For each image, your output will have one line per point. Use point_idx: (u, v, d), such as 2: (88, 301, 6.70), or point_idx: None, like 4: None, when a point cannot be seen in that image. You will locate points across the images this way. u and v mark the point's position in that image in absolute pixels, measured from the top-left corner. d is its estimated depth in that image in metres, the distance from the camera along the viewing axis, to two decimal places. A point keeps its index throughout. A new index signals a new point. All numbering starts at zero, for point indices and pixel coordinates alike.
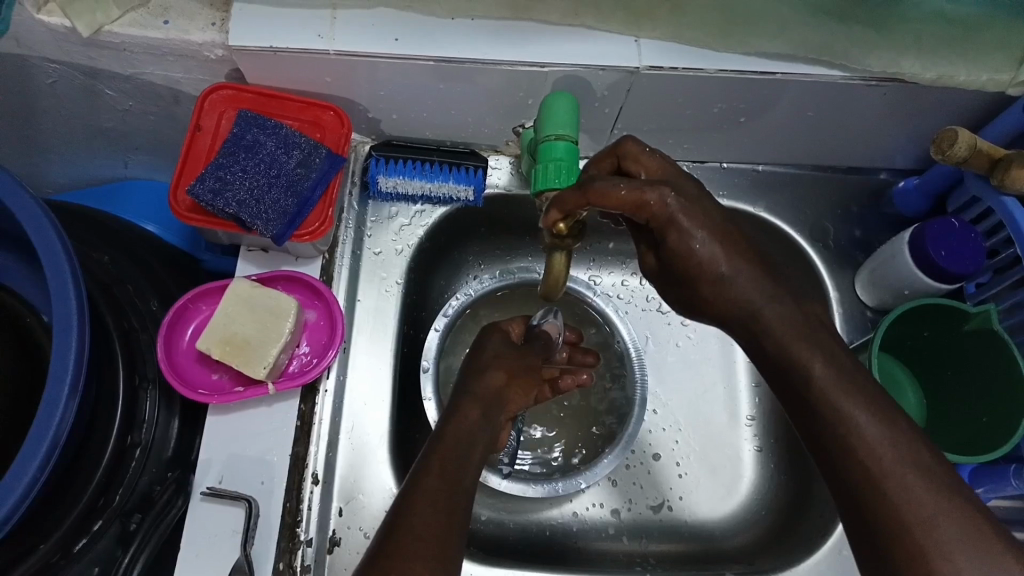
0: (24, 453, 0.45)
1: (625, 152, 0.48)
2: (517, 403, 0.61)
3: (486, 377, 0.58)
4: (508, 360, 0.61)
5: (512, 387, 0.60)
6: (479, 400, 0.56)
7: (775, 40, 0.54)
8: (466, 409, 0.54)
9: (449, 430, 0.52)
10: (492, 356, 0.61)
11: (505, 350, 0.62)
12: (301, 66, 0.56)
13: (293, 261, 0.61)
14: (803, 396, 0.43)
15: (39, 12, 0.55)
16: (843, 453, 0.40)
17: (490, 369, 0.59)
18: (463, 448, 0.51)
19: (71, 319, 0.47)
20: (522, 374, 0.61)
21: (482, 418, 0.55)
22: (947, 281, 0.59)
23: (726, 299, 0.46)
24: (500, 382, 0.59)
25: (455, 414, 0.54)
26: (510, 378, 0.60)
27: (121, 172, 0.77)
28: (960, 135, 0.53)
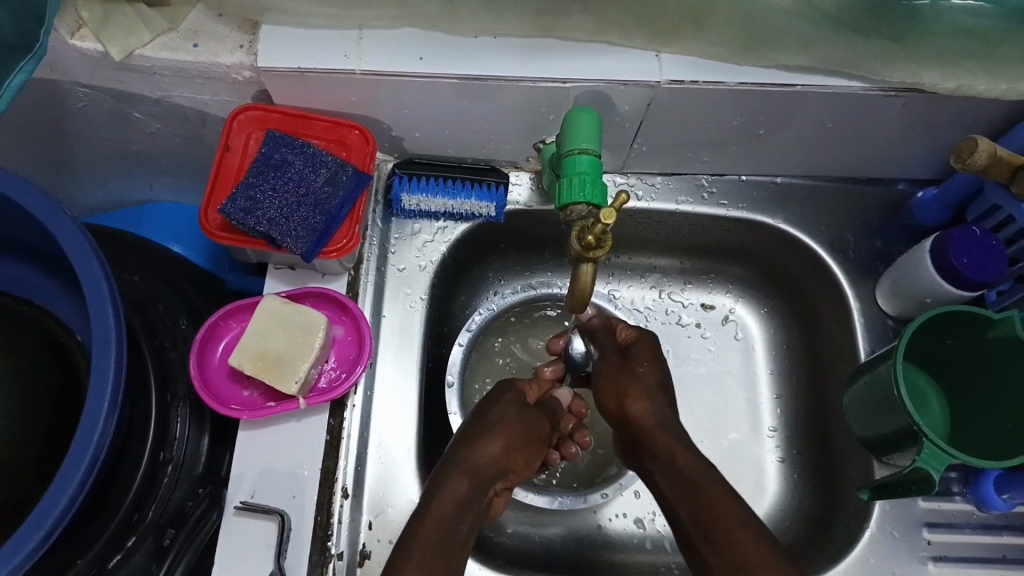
0: (65, 468, 0.46)
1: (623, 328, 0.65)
2: (520, 472, 0.56)
3: (483, 444, 0.55)
4: (509, 426, 0.57)
5: (512, 454, 0.55)
6: (474, 473, 0.53)
7: (796, 54, 0.55)
8: (453, 481, 0.51)
9: (433, 508, 0.49)
10: (497, 418, 0.57)
11: (512, 415, 0.58)
12: (328, 87, 0.58)
13: (321, 278, 0.62)
14: (681, 478, 0.52)
15: (73, 37, 0.56)
16: (704, 519, 0.49)
17: (488, 431, 0.56)
18: (450, 523, 0.48)
19: (111, 338, 0.48)
20: (523, 442, 0.57)
21: (473, 489, 0.52)
22: (970, 289, 0.60)
23: (631, 381, 0.60)
24: (495, 451, 0.54)
25: (440, 489, 0.51)
26: (510, 446, 0.55)
27: (147, 193, 0.78)
28: (980, 145, 0.53)
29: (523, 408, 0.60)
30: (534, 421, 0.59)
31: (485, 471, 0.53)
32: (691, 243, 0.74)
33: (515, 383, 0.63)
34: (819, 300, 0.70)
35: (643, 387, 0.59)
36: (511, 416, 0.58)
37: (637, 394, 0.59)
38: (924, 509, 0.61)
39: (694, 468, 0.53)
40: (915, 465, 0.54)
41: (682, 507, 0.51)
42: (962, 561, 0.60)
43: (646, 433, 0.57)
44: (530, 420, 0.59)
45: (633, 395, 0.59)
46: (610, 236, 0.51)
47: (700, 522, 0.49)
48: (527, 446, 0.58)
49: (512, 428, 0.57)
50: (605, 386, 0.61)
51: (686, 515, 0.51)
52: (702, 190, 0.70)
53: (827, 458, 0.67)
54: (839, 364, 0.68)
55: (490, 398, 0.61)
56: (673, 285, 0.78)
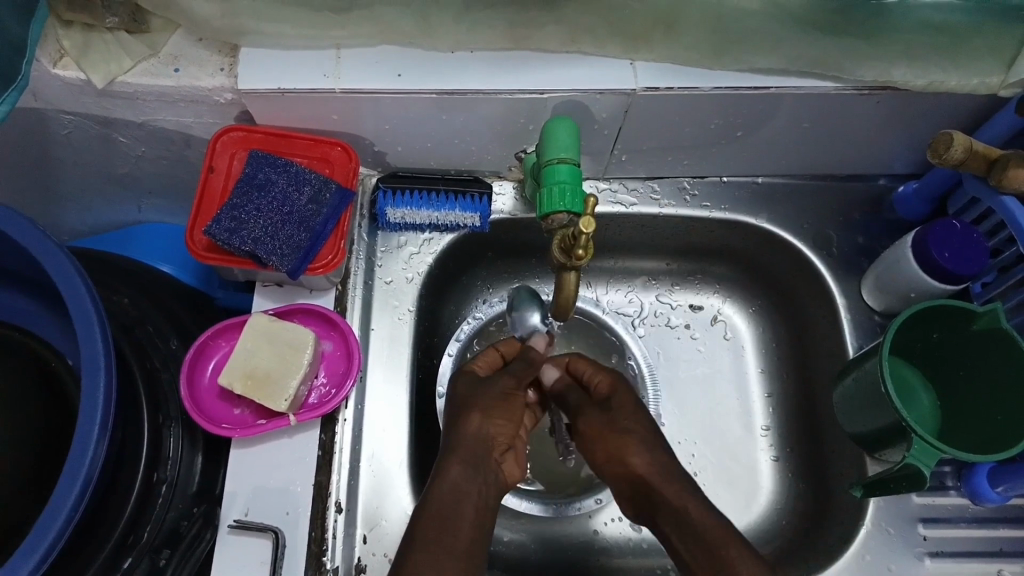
0: (58, 493, 0.46)
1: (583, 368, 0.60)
2: (513, 434, 0.55)
3: (462, 420, 0.54)
4: (481, 399, 0.56)
5: (493, 422, 0.54)
6: (465, 452, 0.52)
7: (765, 55, 0.56)
8: (444, 466, 0.51)
9: (431, 496, 0.49)
10: (467, 396, 0.56)
11: (483, 390, 0.57)
12: (308, 105, 0.58)
13: (308, 294, 0.63)
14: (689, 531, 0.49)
15: (55, 66, 0.58)
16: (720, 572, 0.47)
17: (463, 408, 0.55)
18: (451, 511, 0.48)
19: (99, 361, 0.49)
20: (501, 407, 0.56)
21: (468, 469, 0.51)
22: (953, 282, 0.60)
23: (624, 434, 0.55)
24: (476, 425, 0.54)
25: (436, 474, 0.51)
26: (489, 418, 0.54)
27: (135, 216, 0.79)
28: (955, 139, 0.54)
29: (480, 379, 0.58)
30: (502, 383, 0.57)
31: (478, 446, 0.53)
32: (678, 245, 0.74)
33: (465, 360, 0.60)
34: (806, 298, 0.70)
35: (633, 437, 0.54)
36: (482, 391, 0.56)
37: (633, 446, 0.54)
38: (917, 504, 0.62)
39: (695, 515, 0.49)
40: (905, 460, 0.54)
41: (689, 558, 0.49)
42: (958, 554, 0.60)
43: (642, 488, 0.53)
44: (490, 385, 0.57)
45: (631, 450, 0.54)
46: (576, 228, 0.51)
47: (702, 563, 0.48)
48: (512, 409, 0.56)
49: (488, 402, 0.55)
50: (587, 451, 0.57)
51: (688, 557, 0.49)
52: (684, 193, 0.71)
53: (819, 454, 0.68)
54: (828, 361, 0.68)
55: (455, 369, 0.60)
56: (661, 287, 0.78)
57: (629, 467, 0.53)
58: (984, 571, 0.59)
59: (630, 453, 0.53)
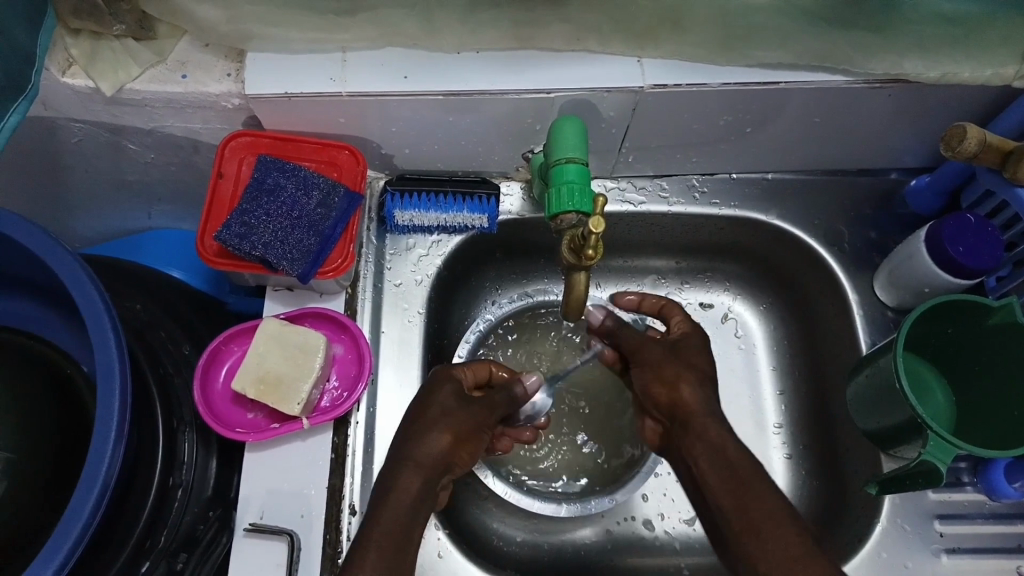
0: (76, 498, 0.47)
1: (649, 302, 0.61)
2: (464, 464, 0.54)
3: (431, 435, 0.51)
4: (455, 418, 0.53)
5: (460, 447, 0.52)
6: (422, 468, 0.50)
7: (774, 50, 0.55)
8: (406, 481, 0.48)
9: (385, 510, 0.46)
10: (440, 411, 0.53)
11: (454, 405, 0.54)
12: (316, 110, 0.58)
13: (318, 298, 0.63)
14: (726, 466, 0.48)
15: (64, 75, 0.58)
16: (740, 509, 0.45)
17: (434, 421, 0.52)
18: (402, 526, 0.46)
19: (113, 368, 0.49)
20: (469, 434, 0.53)
21: (424, 487, 0.49)
22: (967, 277, 0.59)
23: (680, 365, 0.55)
24: (445, 445, 0.51)
25: (392, 488, 0.48)
26: (457, 442, 0.52)
27: (146, 222, 0.80)
28: (970, 131, 0.53)
29: (465, 399, 0.55)
30: (477, 413, 0.55)
31: (437, 467, 0.50)
32: (687, 243, 0.74)
33: (452, 374, 0.57)
34: (818, 294, 0.70)
35: (692, 371, 0.54)
36: (456, 408, 0.54)
37: (687, 378, 0.54)
38: (934, 501, 0.61)
39: (732, 451, 0.49)
40: (920, 457, 0.54)
41: (712, 478, 0.48)
42: (975, 550, 0.60)
43: (681, 411, 0.53)
44: (471, 413, 0.54)
45: (686, 379, 0.54)
46: (580, 219, 0.54)
47: (728, 499, 0.46)
48: (477, 438, 0.54)
49: (459, 422, 0.53)
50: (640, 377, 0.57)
51: (723, 499, 0.47)
52: (693, 191, 0.70)
53: (833, 452, 0.67)
54: (840, 357, 0.67)
55: (433, 377, 0.57)
56: (671, 285, 0.78)
57: (673, 395, 0.54)
58: (1002, 568, 0.59)
59: (681, 378, 0.54)
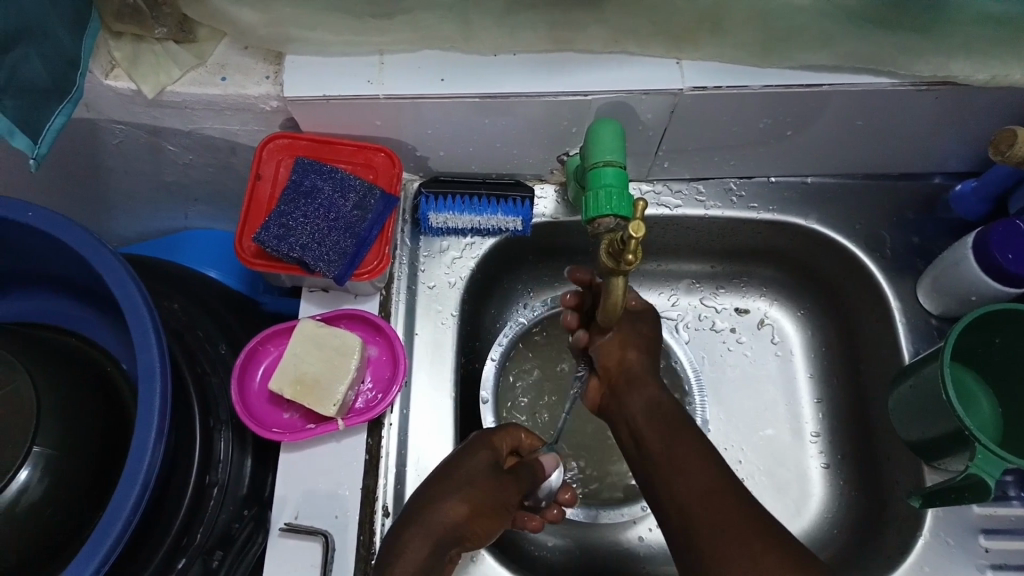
0: (118, 496, 0.48)
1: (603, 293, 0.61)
2: (479, 542, 0.51)
3: (450, 501, 0.50)
4: (478, 488, 0.51)
5: (477, 521, 0.50)
6: (433, 531, 0.48)
7: (818, 52, 0.54)
8: (415, 544, 0.46)
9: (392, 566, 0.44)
10: (468, 475, 0.52)
11: (484, 474, 0.53)
12: (353, 112, 0.59)
13: (353, 299, 0.63)
14: (661, 417, 0.52)
15: (107, 77, 0.59)
16: (674, 481, 0.47)
17: (458, 487, 0.51)
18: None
19: (154, 368, 0.50)
20: (490, 509, 0.51)
21: (435, 553, 0.47)
22: (1015, 285, 0.58)
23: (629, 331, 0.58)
24: (460, 517, 0.49)
25: (400, 542, 0.46)
26: (476, 514, 0.50)
27: (183, 222, 0.81)
28: (1021, 134, 0.52)
29: (496, 471, 0.54)
30: (506, 486, 0.53)
31: (450, 535, 0.48)
32: (723, 247, 0.73)
33: (489, 441, 0.57)
34: (858, 300, 0.68)
35: (640, 337, 0.58)
36: (483, 478, 0.53)
37: (635, 345, 0.58)
38: (979, 514, 0.59)
39: (665, 402, 0.54)
40: (967, 470, 0.52)
41: (647, 429, 0.52)
42: (1022, 567, 0.58)
43: (627, 369, 0.56)
44: (500, 486, 0.53)
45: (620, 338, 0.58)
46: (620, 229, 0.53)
47: (662, 463, 0.49)
48: (496, 514, 0.52)
49: (485, 492, 0.52)
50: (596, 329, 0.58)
51: (659, 459, 0.49)
52: (730, 194, 0.69)
53: (873, 461, 0.66)
54: (881, 365, 0.66)
55: (467, 444, 0.56)
56: (705, 290, 0.77)
57: (612, 351, 0.58)
58: None
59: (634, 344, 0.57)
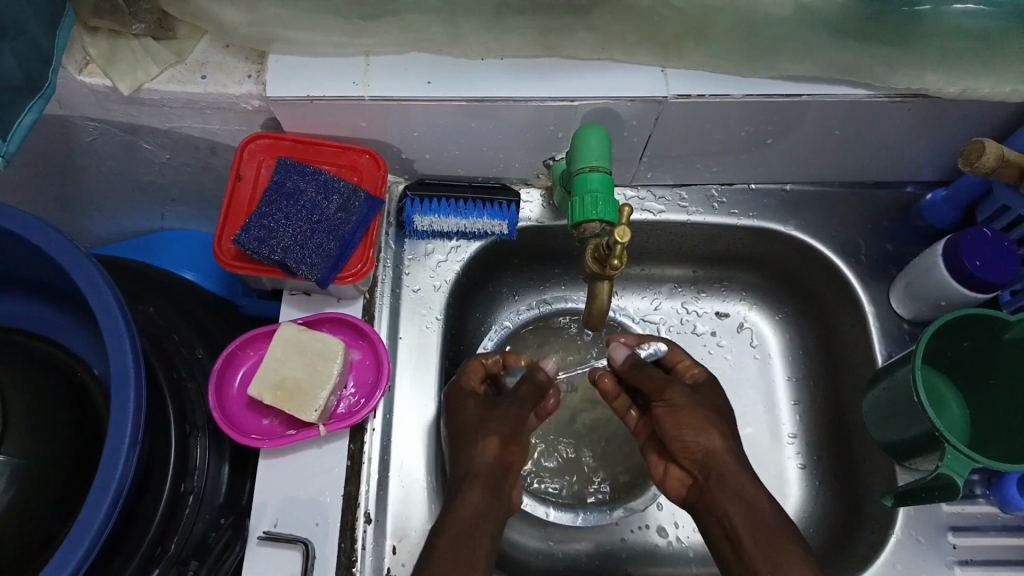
0: (88, 506, 0.46)
1: (672, 360, 0.62)
2: (521, 458, 0.55)
3: (475, 447, 0.53)
4: (497, 423, 0.55)
5: (510, 450, 0.54)
6: (479, 480, 0.51)
7: (800, 63, 0.55)
8: (467, 492, 0.50)
9: (448, 523, 0.48)
10: (471, 418, 0.56)
11: (481, 412, 0.56)
12: (339, 113, 0.58)
13: (336, 302, 0.62)
14: (759, 521, 0.48)
15: (81, 73, 0.57)
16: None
17: (479, 429, 0.54)
18: (467, 535, 0.48)
19: (128, 374, 0.48)
20: (514, 436, 0.55)
21: (484, 498, 0.50)
22: (985, 291, 0.60)
23: (698, 410, 0.54)
24: (493, 454, 0.53)
25: (454, 504, 0.50)
26: (505, 445, 0.54)
27: (158, 223, 0.79)
28: (988, 147, 0.54)
29: (494, 404, 0.57)
30: (511, 412, 0.56)
31: (491, 475, 0.52)
32: (704, 253, 0.74)
33: (457, 380, 0.60)
34: (834, 305, 0.70)
35: (714, 416, 0.54)
36: (486, 415, 0.56)
37: (716, 425, 0.53)
38: (948, 513, 0.61)
39: (764, 507, 0.49)
40: (938, 470, 0.54)
41: (743, 527, 0.48)
42: (988, 563, 0.60)
43: (712, 463, 0.52)
44: (513, 411, 0.56)
45: (691, 424, 0.53)
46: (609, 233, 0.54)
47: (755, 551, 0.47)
48: (520, 434, 0.56)
49: (496, 422, 0.55)
50: (668, 418, 0.54)
51: (742, 529, 0.48)
52: (712, 201, 0.70)
53: (847, 462, 0.67)
54: (856, 368, 0.68)
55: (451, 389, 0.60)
56: (686, 294, 0.78)
57: (687, 440, 0.53)
58: None
59: (696, 426, 0.53)
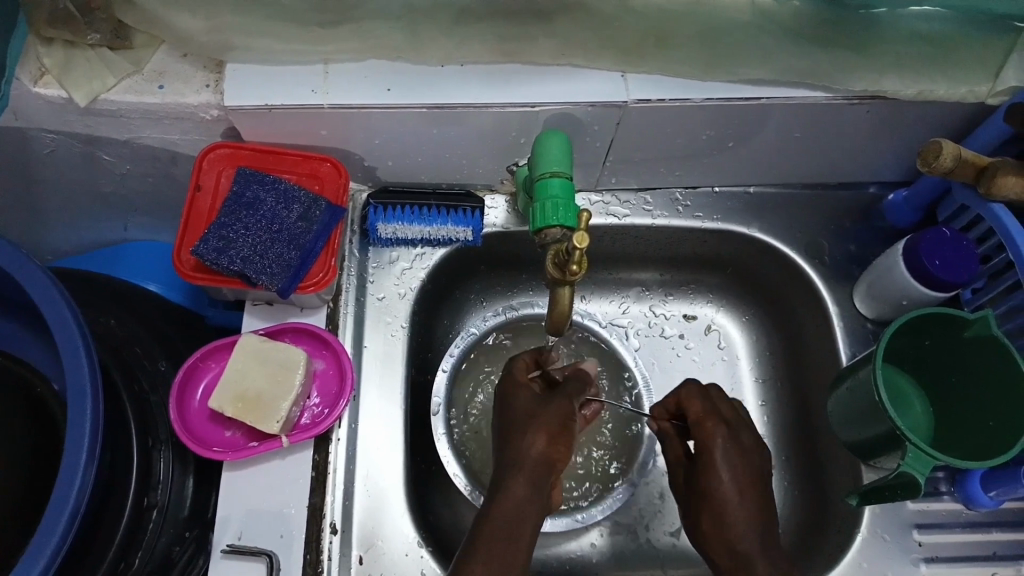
0: (45, 524, 0.45)
1: (686, 396, 0.59)
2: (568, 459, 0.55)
3: (529, 436, 0.53)
4: (545, 419, 0.55)
5: (557, 445, 0.54)
6: (530, 477, 0.51)
7: (758, 67, 0.56)
8: (514, 487, 0.50)
9: (496, 511, 0.49)
10: (525, 412, 0.56)
11: (534, 408, 0.56)
12: (298, 121, 0.58)
13: (299, 311, 0.62)
14: None
15: (36, 85, 0.57)
16: None
17: (530, 425, 0.54)
18: (513, 530, 0.48)
19: (85, 388, 0.48)
20: (562, 428, 0.55)
21: (531, 492, 0.51)
22: (942, 290, 0.60)
23: (733, 507, 0.53)
24: (541, 449, 0.53)
25: (501, 494, 0.50)
26: (554, 437, 0.54)
27: (122, 234, 0.78)
28: (944, 148, 0.54)
29: (545, 401, 0.57)
30: (560, 407, 0.56)
31: (541, 473, 0.52)
32: (671, 256, 0.74)
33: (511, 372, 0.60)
34: (799, 306, 0.71)
35: (749, 509, 0.53)
36: (538, 410, 0.56)
37: (742, 518, 0.52)
38: (913, 510, 0.62)
39: None
40: (900, 469, 0.54)
41: None
42: (952, 560, 0.60)
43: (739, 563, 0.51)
44: (557, 407, 0.56)
45: (731, 518, 0.52)
46: (564, 237, 0.54)
47: None
48: (570, 428, 0.56)
49: (546, 418, 0.55)
50: (698, 510, 0.54)
51: None
52: (677, 204, 0.70)
53: (814, 462, 0.68)
54: (822, 368, 0.68)
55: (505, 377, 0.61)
56: (655, 297, 0.78)
57: (732, 532, 0.52)
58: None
59: (717, 471, 0.54)
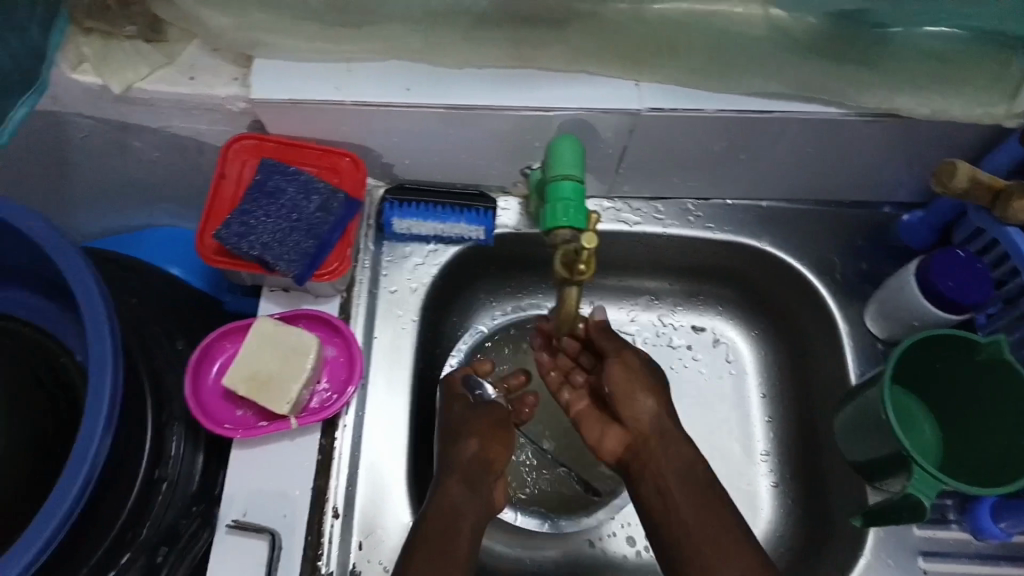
0: (59, 487, 0.47)
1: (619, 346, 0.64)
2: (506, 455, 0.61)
3: (460, 440, 0.60)
4: (478, 423, 0.61)
5: (489, 447, 0.60)
6: (465, 475, 0.57)
7: (772, 80, 0.56)
8: (449, 484, 0.56)
9: (432, 509, 0.54)
10: (466, 415, 0.62)
11: (465, 413, 0.62)
12: (321, 117, 0.59)
13: (313, 299, 0.64)
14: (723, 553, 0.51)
15: (74, 72, 0.59)
16: None
17: (466, 426, 0.61)
18: (450, 522, 0.53)
19: (106, 358, 0.49)
20: (497, 428, 0.61)
21: (466, 489, 0.56)
22: (954, 311, 0.60)
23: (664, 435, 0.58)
24: (473, 450, 0.59)
25: (441, 491, 0.56)
26: (484, 440, 0.60)
27: (147, 220, 0.81)
28: (959, 167, 0.55)
29: (474, 407, 0.63)
30: (486, 410, 0.63)
31: (475, 472, 0.58)
32: (681, 266, 0.75)
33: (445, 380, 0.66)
34: (807, 321, 0.71)
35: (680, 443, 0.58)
36: (468, 416, 0.62)
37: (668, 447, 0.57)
38: (919, 536, 0.61)
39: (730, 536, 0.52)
40: (908, 493, 0.54)
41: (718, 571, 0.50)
42: None
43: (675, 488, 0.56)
44: (486, 410, 0.63)
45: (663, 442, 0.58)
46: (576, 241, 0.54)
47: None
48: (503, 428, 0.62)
49: (473, 424, 0.61)
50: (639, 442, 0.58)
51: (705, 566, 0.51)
52: (688, 214, 0.71)
53: (818, 479, 0.67)
54: (828, 384, 0.68)
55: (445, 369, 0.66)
56: (664, 306, 0.78)
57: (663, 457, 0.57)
58: None
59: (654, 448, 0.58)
